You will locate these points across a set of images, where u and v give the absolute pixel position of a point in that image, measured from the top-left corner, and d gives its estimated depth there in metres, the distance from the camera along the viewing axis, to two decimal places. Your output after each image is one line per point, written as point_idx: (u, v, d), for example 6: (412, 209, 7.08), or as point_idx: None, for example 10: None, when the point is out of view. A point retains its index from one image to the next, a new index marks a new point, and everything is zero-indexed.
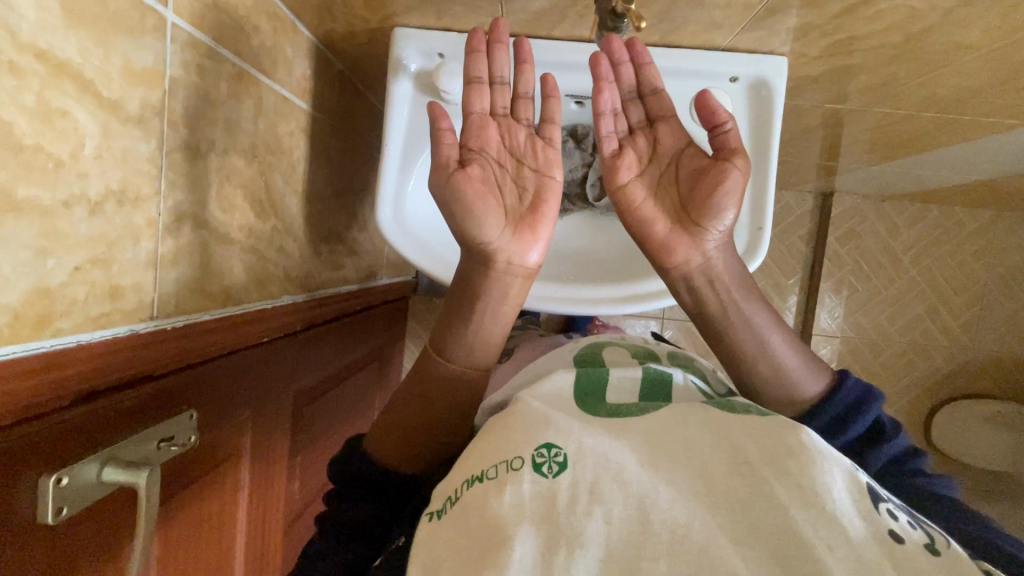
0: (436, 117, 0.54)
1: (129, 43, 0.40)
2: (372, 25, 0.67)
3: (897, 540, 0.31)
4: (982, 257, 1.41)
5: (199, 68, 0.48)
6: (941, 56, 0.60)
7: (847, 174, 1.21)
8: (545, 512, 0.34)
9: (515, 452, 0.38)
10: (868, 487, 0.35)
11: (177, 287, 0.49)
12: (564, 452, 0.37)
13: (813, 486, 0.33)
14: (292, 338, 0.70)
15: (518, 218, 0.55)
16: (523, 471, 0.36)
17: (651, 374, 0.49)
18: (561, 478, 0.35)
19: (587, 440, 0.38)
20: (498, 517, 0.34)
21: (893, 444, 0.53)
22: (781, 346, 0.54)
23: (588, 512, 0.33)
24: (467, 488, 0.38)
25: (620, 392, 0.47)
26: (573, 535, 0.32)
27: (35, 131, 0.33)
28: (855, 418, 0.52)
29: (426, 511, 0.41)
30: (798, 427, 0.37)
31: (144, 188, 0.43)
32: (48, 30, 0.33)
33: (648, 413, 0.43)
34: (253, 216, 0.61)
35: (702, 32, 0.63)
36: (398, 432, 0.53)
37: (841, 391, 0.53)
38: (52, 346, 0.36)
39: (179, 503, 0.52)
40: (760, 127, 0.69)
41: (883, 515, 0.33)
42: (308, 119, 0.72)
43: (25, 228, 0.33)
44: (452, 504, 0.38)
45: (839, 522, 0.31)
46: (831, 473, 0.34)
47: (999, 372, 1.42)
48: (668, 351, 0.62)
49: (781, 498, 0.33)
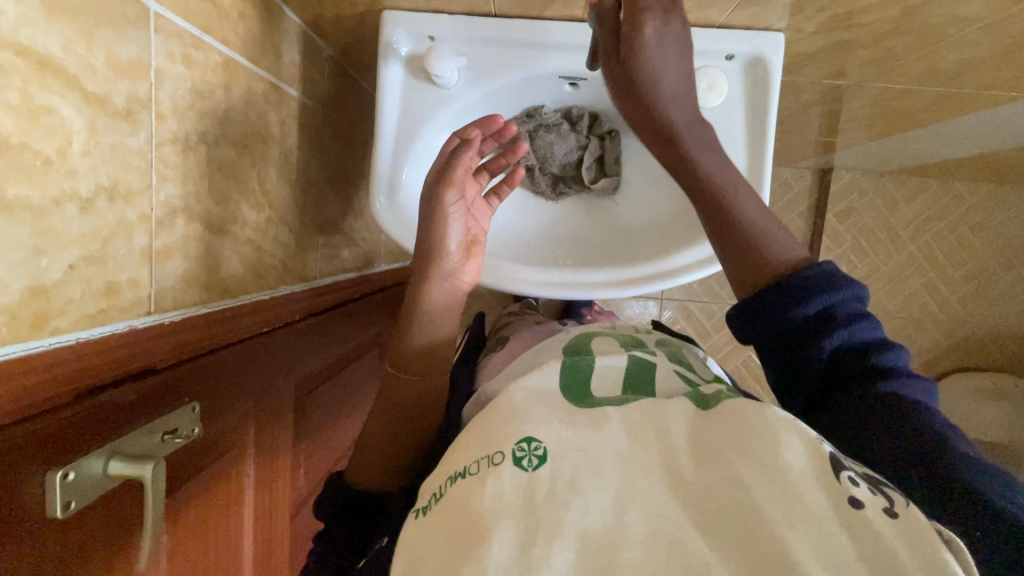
0: (462, 144, 0.59)
1: (112, 35, 0.39)
2: (360, 8, 0.65)
3: (854, 505, 0.32)
4: (980, 230, 1.41)
5: (185, 58, 0.48)
6: (940, 29, 0.58)
7: (846, 149, 1.20)
8: (524, 505, 0.35)
9: (497, 448, 0.39)
10: (833, 456, 0.35)
11: (174, 283, 0.49)
12: (544, 446, 0.38)
13: (777, 463, 0.34)
14: (291, 329, 0.70)
15: (466, 248, 0.62)
16: (504, 464, 0.38)
17: (634, 366, 0.50)
18: (541, 471, 0.37)
19: (566, 433, 0.39)
20: (479, 512, 0.35)
21: (852, 333, 0.49)
22: (759, 211, 0.54)
23: (565, 505, 0.34)
24: (450, 484, 0.39)
25: (604, 381, 0.48)
26: (552, 526, 0.33)
27: (21, 129, 0.33)
28: (810, 304, 0.49)
29: (412, 508, 0.42)
30: (768, 404, 0.38)
31: (135, 184, 0.43)
32: (27, 24, 0.33)
33: (627, 403, 0.43)
34: (247, 210, 0.60)
35: (697, 9, 0.62)
36: (388, 448, 0.56)
37: (804, 271, 0.50)
38: (54, 345, 0.37)
39: (187, 496, 0.53)
40: (756, 105, 0.67)
41: (845, 484, 0.33)
42: (298, 106, 0.70)
43: (16, 227, 0.33)
44: (437, 501, 0.40)
45: (799, 495, 0.33)
46: (792, 447, 0.35)
47: (996, 344, 1.43)
48: (654, 339, 0.63)
49: (746, 478, 0.34)
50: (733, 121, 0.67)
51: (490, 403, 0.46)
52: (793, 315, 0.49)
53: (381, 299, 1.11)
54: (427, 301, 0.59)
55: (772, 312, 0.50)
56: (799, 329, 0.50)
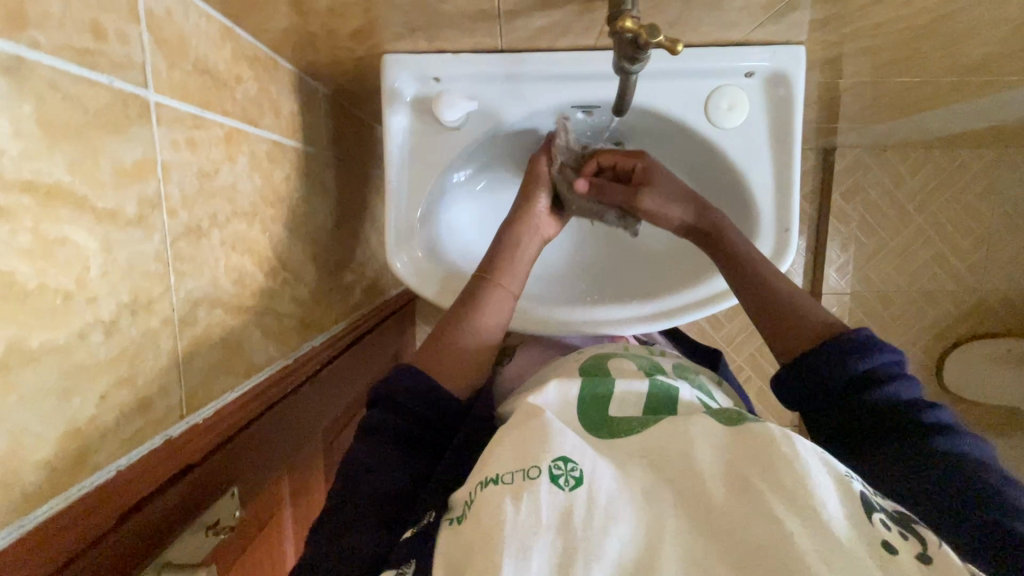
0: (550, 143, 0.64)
1: (116, 141, 0.36)
2: (359, 54, 0.61)
3: (890, 550, 0.30)
4: (986, 197, 1.40)
5: (190, 141, 0.45)
6: (970, 30, 0.56)
7: (853, 132, 1.17)
8: (561, 525, 0.32)
9: (532, 460, 0.36)
10: (862, 495, 0.33)
11: (202, 374, 0.47)
12: (581, 467, 0.35)
13: (805, 495, 0.32)
14: (317, 382, 0.68)
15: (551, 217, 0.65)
16: (540, 480, 0.34)
17: (658, 387, 0.46)
18: (578, 493, 0.34)
19: (603, 462, 0.36)
20: (502, 529, 0.32)
21: (898, 386, 0.50)
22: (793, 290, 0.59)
23: (603, 531, 0.32)
24: (481, 490, 0.36)
25: (624, 406, 0.44)
26: (589, 548, 0.31)
27: (38, 270, 0.31)
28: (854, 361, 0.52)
29: (447, 516, 0.39)
30: (788, 433, 0.36)
31: (155, 290, 0.40)
32: (31, 157, 0.30)
33: (649, 427, 0.41)
34: (263, 278, 0.57)
35: (716, 31, 0.57)
36: (469, 360, 0.56)
37: (845, 338, 0.53)
38: (92, 484, 0.35)
39: (234, 563, 0.52)
40: (779, 126, 0.63)
41: (876, 526, 0.31)
42: (301, 156, 0.67)
43: (45, 375, 0.31)
44: (469, 509, 0.36)
45: (827, 529, 0.31)
46: (823, 484, 0.33)
47: (1008, 310, 1.42)
48: (671, 362, 0.57)
49: (777, 512, 0.32)
50: (757, 141, 0.63)
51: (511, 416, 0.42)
52: (837, 372, 0.52)
53: (396, 321, 1.09)
54: (514, 244, 0.62)
55: (819, 366, 0.53)
56: (842, 383, 0.52)
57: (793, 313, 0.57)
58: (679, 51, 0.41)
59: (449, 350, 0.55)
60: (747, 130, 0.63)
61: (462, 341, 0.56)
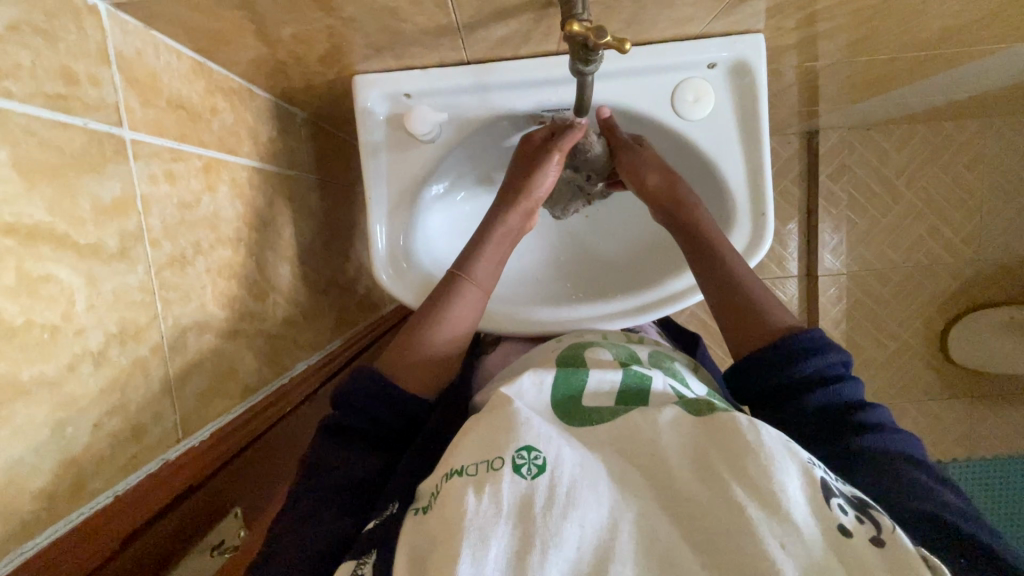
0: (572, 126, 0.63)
1: (94, 180, 0.38)
2: (330, 77, 0.62)
3: (844, 534, 0.32)
4: (975, 167, 1.39)
5: (168, 174, 0.46)
6: (922, 4, 0.56)
7: (834, 113, 1.18)
8: (520, 513, 0.33)
9: (497, 452, 0.36)
10: (822, 481, 0.34)
11: (196, 398, 0.48)
12: (543, 455, 0.35)
13: (768, 484, 0.33)
14: (314, 400, 0.69)
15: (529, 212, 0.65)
16: (503, 470, 0.35)
17: (631, 377, 0.46)
18: (540, 481, 0.34)
19: (568, 448, 0.36)
20: (466, 520, 0.33)
21: (841, 387, 0.51)
22: (764, 295, 0.59)
23: (563, 517, 0.32)
24: (446, 483, 0.37)
25: (598, 396, 0.45)
26: (547, 535, 0.32)
27: (23, 307, 0.32)
28: (802, 361, 0.52)
29: (414, 506, 0.40)
30: (756, 424, 0.36)
31: (142, 319, 0.42)
32: (10, 200, 0.32)
33: (620, 416, 0.41)
34: (252, 301, 0.59)
35: (675, 26, 0.58)
36: (429, 357, 0.57)
37: (799, 336, 0.54)
38: (92, 511, 0.37)
39: None
40: (746, 114, 0.64)
41: (834, 510, 0.33)
42: (283, 180, 0.69)
43: (35, 407, 0.33)
44: (436, 499, 0.37)
45: (789, 518, 0.32)
46: (787, 470, 0.34)
47: (1008, 278, 1.41)
48: (647, 350, 0.57)
49: (739, 498, 0.33)
50: (726, 130, 0.65)
51: (488, 402, 0.43)
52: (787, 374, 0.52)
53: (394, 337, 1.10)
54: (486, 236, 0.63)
55: (767, 363, 0.54)
56: (791, 383, 0.52)
57: (753, 313, 0.57)
58: (626, 52, 0.42)
59: (416, 344, 0.57)
60: (715, 121, 0.65)
61: (423, 335, 0.57)
